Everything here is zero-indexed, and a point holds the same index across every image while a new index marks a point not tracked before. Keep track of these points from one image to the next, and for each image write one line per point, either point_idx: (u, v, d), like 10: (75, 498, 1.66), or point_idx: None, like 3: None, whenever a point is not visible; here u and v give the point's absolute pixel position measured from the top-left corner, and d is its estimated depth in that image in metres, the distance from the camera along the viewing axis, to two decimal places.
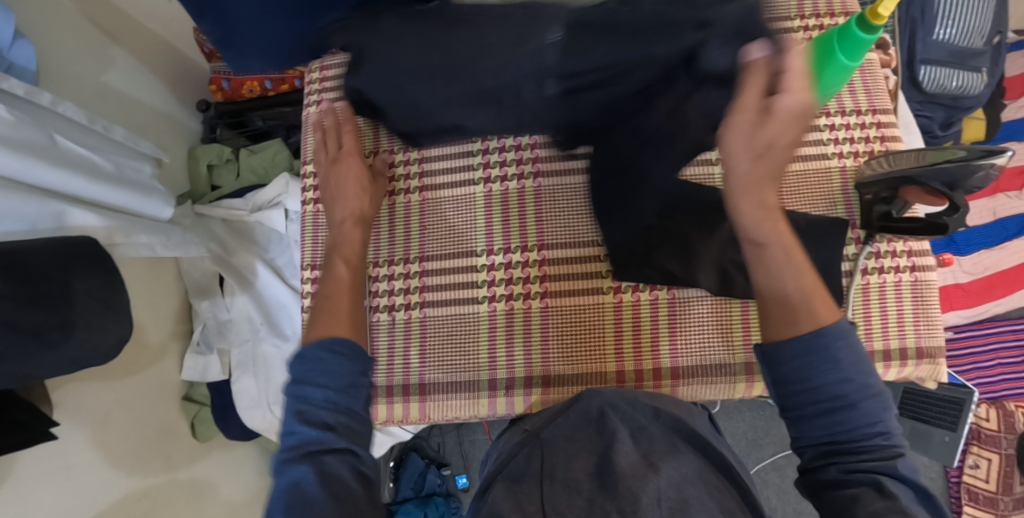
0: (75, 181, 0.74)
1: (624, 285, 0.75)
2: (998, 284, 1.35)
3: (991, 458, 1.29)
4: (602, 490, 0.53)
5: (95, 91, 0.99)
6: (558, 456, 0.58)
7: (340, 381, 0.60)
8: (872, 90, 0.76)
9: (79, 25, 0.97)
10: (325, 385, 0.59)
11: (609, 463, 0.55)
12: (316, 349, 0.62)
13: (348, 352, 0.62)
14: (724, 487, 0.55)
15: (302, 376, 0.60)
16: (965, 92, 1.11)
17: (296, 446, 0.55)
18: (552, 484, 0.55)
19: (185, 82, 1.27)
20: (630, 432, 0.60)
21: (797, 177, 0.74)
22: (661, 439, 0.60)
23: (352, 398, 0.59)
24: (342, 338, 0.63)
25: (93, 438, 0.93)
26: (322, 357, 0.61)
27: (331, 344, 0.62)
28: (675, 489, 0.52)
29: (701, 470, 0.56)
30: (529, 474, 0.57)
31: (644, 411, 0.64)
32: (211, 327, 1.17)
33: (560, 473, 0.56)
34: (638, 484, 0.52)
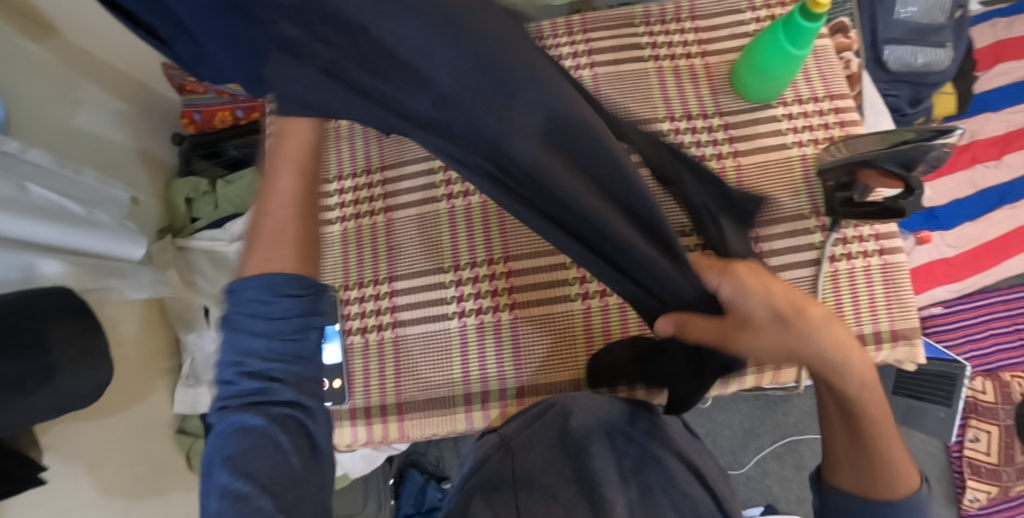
0: (45, 231, 0.74)
1: (591, 290, 0.74)
2: (983, 256, 1.35)
3: (991, 430, 1.28)
4: (582, 497, 0.53)
5: (64, 133, 1.00)
6: (533, 459, 0.58)
7: (282, 326, 0.49)
8: (827, 76, 0.76)
9: (45, 70, 0.98)
10: (263, 331, 0.49)
11: (585, 470, 0.56)
12: (258, 287, 0.49)
13: (299, 293, 0.50)
14: (695, 493, 0.57)
15: (235, 316, 0.49)
16: (931, 68, 1.11)
17: (236, 395, 0.48)
18: (525, 489, 0.54)
19: (154, 116, 1.27)
20: (605, 440, 0.61)
21: (758, 169, 0.73)
22: (638, 446, 0.61)
23: (301, 346, 0.50)
24: (296, 274, 0.50)
25: (86, 480, 0.92)
26: (260, 303, 0.49)
27: (272, 284, 0.49)
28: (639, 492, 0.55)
29: (676, 475, 0.59)
30: (504, 479, 0.56)
31: (620, 416, 0.64)
32: (200, 361, 1.15)
33: (533, 477, 0.56)
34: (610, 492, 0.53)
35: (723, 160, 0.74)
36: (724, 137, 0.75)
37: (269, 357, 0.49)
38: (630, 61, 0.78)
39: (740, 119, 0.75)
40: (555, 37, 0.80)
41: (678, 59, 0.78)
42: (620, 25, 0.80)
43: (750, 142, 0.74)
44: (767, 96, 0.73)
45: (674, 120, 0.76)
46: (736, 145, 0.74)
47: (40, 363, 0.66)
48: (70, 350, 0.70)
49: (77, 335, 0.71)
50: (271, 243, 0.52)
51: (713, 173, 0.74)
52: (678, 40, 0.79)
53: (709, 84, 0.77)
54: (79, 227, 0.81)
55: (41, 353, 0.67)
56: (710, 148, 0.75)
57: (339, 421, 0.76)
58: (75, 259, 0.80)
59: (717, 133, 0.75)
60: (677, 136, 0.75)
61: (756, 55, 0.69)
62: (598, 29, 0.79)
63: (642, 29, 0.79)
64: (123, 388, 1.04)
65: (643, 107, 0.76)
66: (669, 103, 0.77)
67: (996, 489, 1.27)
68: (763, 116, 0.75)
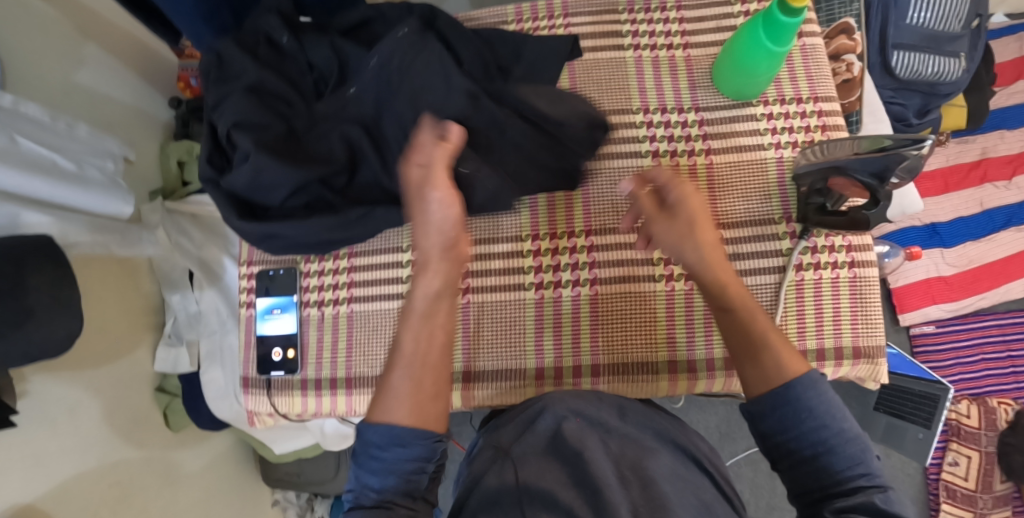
0: (28, 183, 0.69)
1: (545, 281, 0.72)
2: (983, 277, 1.30)
3: (972, 456, 1.24)
4: (586, 502, 0.52)
5: (62, 89, 0.94)
6: (530, 469, 0.56)
7: (402, 466, 0.52)
8: (814, 77, 0.73)
9: (45, 25, 0.91)
10: (379, 468, 0.52)
11: (586, 474, 0.54)
12: (384, 435, 0.52)
13: (420, 441, 0.52)
14: (698, 481, 0.57)
15: (361, 453, 0.53)
16: (943, 78, 1.07)
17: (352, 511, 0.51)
18: (529, 501, 0.52)
19: (155, 77, 1.20)
20: (600, 440, 0.58)
21: (729, 168, 0.72)
22: (633, 439, 0.59)
23: (413, 485, 0.52)
24: (410, 429, 0.52)
25: (66, 426, 0.88)
26: (383, 446, 0.52)
27: (399, 435, 0.52)
28: (641, 488, 0.54)
29: (674, 464, 0.58)
30: (506, 493, 0.53)
31: (610, 410, 0.62)
32: (182, 321, 1.09)
33: (534, 487, 0.53)
34: (615, 497, 0.52)
35: (694, 157, 0.73)
36: (698, 134, 0.73)
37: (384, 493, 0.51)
38: (609, 49, 0.77)
39: (716, 116, 0.73)
40: (536, 20, 0.79)
41: (658, 50, 0.76)
42: (602, 12, 0.78)
43: (725, 140, 0.72)
44: (747, 94, 0.71)
45: (648, 111, 0.74)
46: (710, 143, 0.73)
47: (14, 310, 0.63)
48: (43, 302, 0.66)
49: (51, 282, 0.67)
50: (406, 385, 0.54)
51: (684, 170, 0.72)
52: (661, 29, 0.77)
53: (689, 77, 0.75)
54: (71, 184, 0.76)
55: (10, 301, 0.63)
56: (682, 143, 0.73)
57: (291, 390, 0.76)
58: (66, 216, 0.75)
59: (691, 129, 0.73)
60: (649, 129, 0.74)
61: (737, 50, 0.66)
62: (579, 15, 0.78)
63: (625, 16, 0.78)
64: (103, 340, 0.98)
65: (617, 97, 0.75)
66: (645, 94, 0.75)
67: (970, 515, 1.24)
68: (741, 114, 0.73)
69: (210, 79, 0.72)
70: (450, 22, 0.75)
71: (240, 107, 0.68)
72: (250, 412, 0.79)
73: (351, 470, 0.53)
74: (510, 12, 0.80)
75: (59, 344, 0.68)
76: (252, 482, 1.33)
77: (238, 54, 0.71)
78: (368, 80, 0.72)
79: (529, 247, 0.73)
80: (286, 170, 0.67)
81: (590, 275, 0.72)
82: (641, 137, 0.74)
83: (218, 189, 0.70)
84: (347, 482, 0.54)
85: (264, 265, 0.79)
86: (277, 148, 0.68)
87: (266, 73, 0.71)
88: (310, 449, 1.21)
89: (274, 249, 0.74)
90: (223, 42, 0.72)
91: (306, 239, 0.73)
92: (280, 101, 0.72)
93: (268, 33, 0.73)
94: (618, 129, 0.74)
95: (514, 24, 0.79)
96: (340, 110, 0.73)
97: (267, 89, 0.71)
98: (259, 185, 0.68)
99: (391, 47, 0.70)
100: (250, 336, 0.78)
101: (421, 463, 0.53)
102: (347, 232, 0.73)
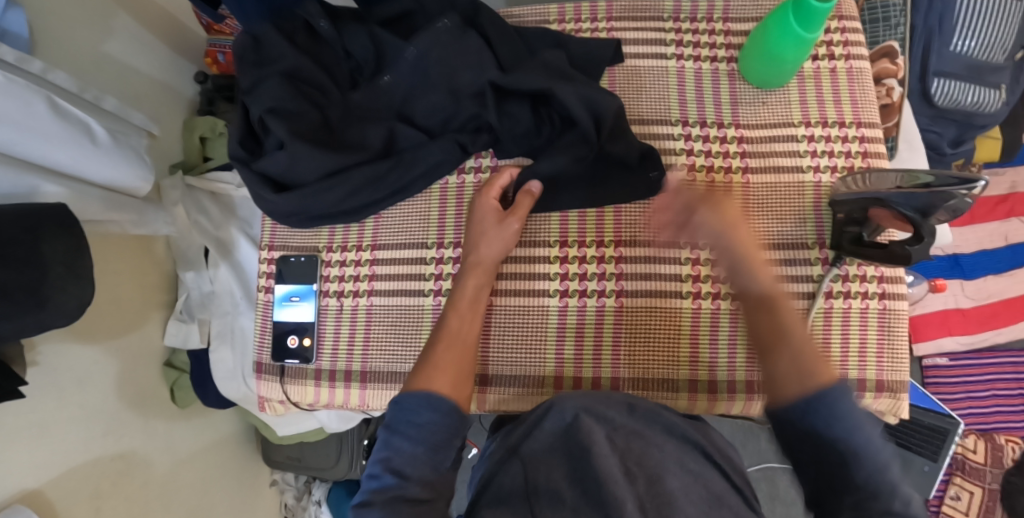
0: (51, 150, 0.68)
1: (571, 289, 0.71)
2: (1000, 312, 1.28)
3: (973, 491, 1.22)
4: (589, 501, 0.50)
5: (92, 58, 0.93)
6: (539, 469, 0.54)
7: (433, 433, 0.56)
8: (859, 102, 0.72)
9: None
10: (415, 434, 0.56)
11: (588, 469, 0.52)
12: (419, 399, 0.58)
13: (448, 411, 0.57)
14: (708, 474, 0.54)
15: (394, 421, 0.57)
16: (981, 109, 1.05)
17: (377, 492, 0.53)
18: (536, 498, 0.52)
19: (183, 49, 1.18)
20: (606, 435, 0.55)
21: (765, 189, 0.71)
22: (638, 434, 0.56)
23: (440, 458, 0.56)
24: (443, 397, 0.58)
25: (71, 396, 0.87)
26: (416, 411, 0.57)
27: (429, 399, 0.57)
28: (647, 484, 0.51)
29: (684, 458, 0.54)
30: (514, 493, 0.53)
31: (618, 407, 0.59)
32: (195, 299, 1.09)
33: (542, 484, 0.52)
34: (620, 492, 0.48)
35: (730, 175, 0.72)
36: (737, 151, 0.72)
37: (411, 462, 0.54)
38: (651, 57, 0.76)
39: (757, 134, 0.72)
40: (578, 21, 0.78)
41: (702, 62, 0.75)
42: (647, 19, 0.77)
43: (763, 159, 0.71)
44: (774, 83, 0.71)
45: (687, 124, 0.73)
46: (747, 161, 0.72)
47: (31, 280, 0.62)
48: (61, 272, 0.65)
49: (67, 255, 0.66)
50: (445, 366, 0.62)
51: (718, 188, 0.72)
52: (706, 41, 0.76)
53: (731, 92, 0.74)
54: (96, 153, 0.74)
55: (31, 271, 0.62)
56: (719, 160, 0.72)
57: (304, 379, 0.76)
58: (81, 187, 0.73)
59: (729, 144, 0.72)
60: (687, 142, 0.73)
61: (765, 39, 0.67)
62: (623, 20, 0.77)
63: (670, 24, 0.76)
64: (114, 314, 0.98)
65: (656, 107, 0.74)
66: (685, 106, 0.74)
67: None
68: (782, 134, 0.72)
69: (245, 62, 0.71)
70: (492, 18, 0.74)
71: (276, 93, 0.68)
72: (262, 397, 0.79)
73: (383, 436, 0.57)
74: (553, 11, 0.78)
75: (71, 315, 0.67)
76: (252, 462, 1.33)
77: (277, 39, 0.71)
78: (405, 70, 0.72)
79: (556, 254, 0.72)
80: (323, 157, 0.68)
81: (616, 288, 0.71)
82: (678, 149, 0.73)
83: (248, 171, 0.70)
84: (377, 448, 0.57)
85: (285, 251, 0.79)
86: (313, 137, 0.69)
87: (303, 59, 0.71)
88: (313, 434, 1.20)
89: (300, 223, 0.75)
90: (261, 26, 0.72)
91: (329, 205, 0.72)
92: (315, 90, 0.72)
93: (306, 19, 0.73)
94: (655, 140, 0.73)
95: (556, 25, 0.78)
96: (375, 99, 0.73)
97: (302, 76, 0.71)
98: (294, 171, 0.69)
99: (428, 41, 0.70)
100: (266, 321, 0.78)
101: (450, 435, 0.57)
102: (380, 191, 0.73)
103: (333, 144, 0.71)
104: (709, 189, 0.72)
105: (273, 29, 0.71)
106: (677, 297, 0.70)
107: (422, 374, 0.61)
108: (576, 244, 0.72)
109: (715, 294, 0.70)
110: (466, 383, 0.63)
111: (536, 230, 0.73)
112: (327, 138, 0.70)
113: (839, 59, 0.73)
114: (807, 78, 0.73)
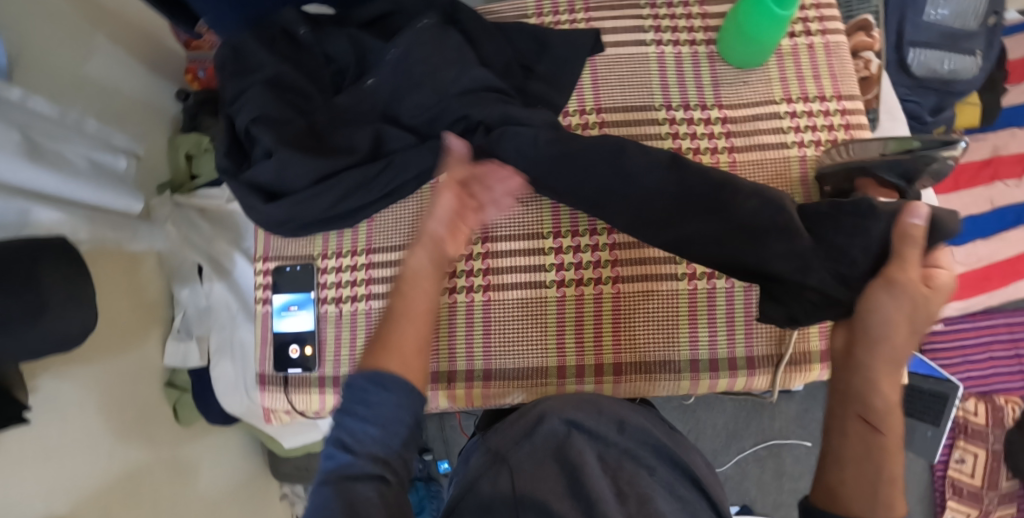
0: (37, 178, 0.67)
1: (567, 279, 0.72)
2: (991, 275, 1.30)
3: (978, 453, 1.25)
4: (580, 514, 0.52)
5: (72, 81, 0.92)
6: (526, 475, 0.55)
7: (386, 415, 0.49)
8: (838, 76, 0.73)
9: (56, 16, 0.89)
10: (365, 415, 0.49)
11: (581, 488, 0.54)
12: (362, 379, 0.51)
13: (399, 387, 0.50)
14: (690, 499, 0.57)
15: (346, 403, 0.50)
16: (958, 76, 1.06)
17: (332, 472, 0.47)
18: (523, 507, 0.52)
19: (162, 68, 1.18)
20: (596, 453, 0.58)
21: (753, 167, 0.71)
22: (631, 456, 0.58)
23: (394, 436, 0.48)
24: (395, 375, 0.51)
25: (76, 419, 0.87)
26: (366, 391, 0.50)
27: (377, 377, 0.50)
28: (637, 503, 0.54)
29: (671, 482, 0.57)
30: (501, 500, 0.53)
31: (609, 423, 0.60)
32: (191, 315, 1.09)
33: (529, 494, 0.53)
34: (612, 512, 0.52)
35: (717, 155, 0.72)
36: (722, 131, 0.73)
37: (364, 443, 0.48)
38: (631, 44, 0.76)
39: (740, 113, 0.73)
40: (557, 14, 0.78)
41: (681, 46, 0.76)
42: (625, 7, 0.77)
43: (748, 138, 0.72)
44: (754, 62, 0.73)
45: (671, 108, 0.74)
46: (733, 141, 0.72)
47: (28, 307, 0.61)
48: (57, 296, 0.64)
49: (61, 279, 0.65)
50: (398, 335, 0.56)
51: (707, 169, 0.72)
52: (684, 25, 0.76)
53: (712, 74, 0.75)
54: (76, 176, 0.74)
55: (27, 296, 0.61)
56: (706, 141, 0.73)
57: (308, 387, 0.76)
58: (68, 210, 0.74)
59: (714, 126, 0.73)
60: (672, 126, 0.74)
61: (740, 19, 0.68)
62: (601, 9, 0.77)
63: (647, 11, 0.77)
64: (111, 337, 0.97)
65: (639, 94, 0.75)
66: (668, 91, 0.75)
67: (976, 511, 1.25)
68: (764, 111, 0.73)
69: (226, 72, 0.72)
70: (470, 14, 0.75)
71: (261, 101, 0.69)
72: (267, 409, 0.79)
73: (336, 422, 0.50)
74: (531, 6, 0.79)
75: (70, 339, 0.66)
76: (260, 476, 1.33)
77: (256, 47, 0.72)
78: (386, 72, 0.72)
79: (550, 244, 0.73)
80: (310, 162, 0.68)
81: (612, 274, 0.72)
82: (664, 134, 0.73)
83: (235, 182, 0.71)
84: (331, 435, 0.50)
85: (280, 261, 0.79)
86: (300, 142, 0.69)
87: (284, 66, 0.71)
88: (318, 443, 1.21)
89: (292, 231, 0.75)
90: (240, 36, 0.73)
91: (320, 210, 0.72)
92: (297, 96, 0.72)
93: (286, 26, 0.74)
94: (641, 126, 0.74)
95: (535, 19, 0.78)
96: (359, 104, 0.73)
97: (285, 84, 0.72)
98: (284, 179, 0.69)
99: (408, 41, 0.71)
100: (267, 332, 0.78)
101: (406, 412, 0.50)
102: (371, 193, 0.73)
103: (320, 149, 0.70)
104: None
105: (254, 39, 0.72)
106: (673, 277, 0.71)
107: (370, 355, 0.54)
108: (569, 232, 0.73)
109: (710, 274, 0.70)
110: (423, 355, 0.56)
111: (530, 222, 0.74)
112: (313, 143, 0.71)
113: (816, 35, 0.74)
114: (786, 55, 0.74)
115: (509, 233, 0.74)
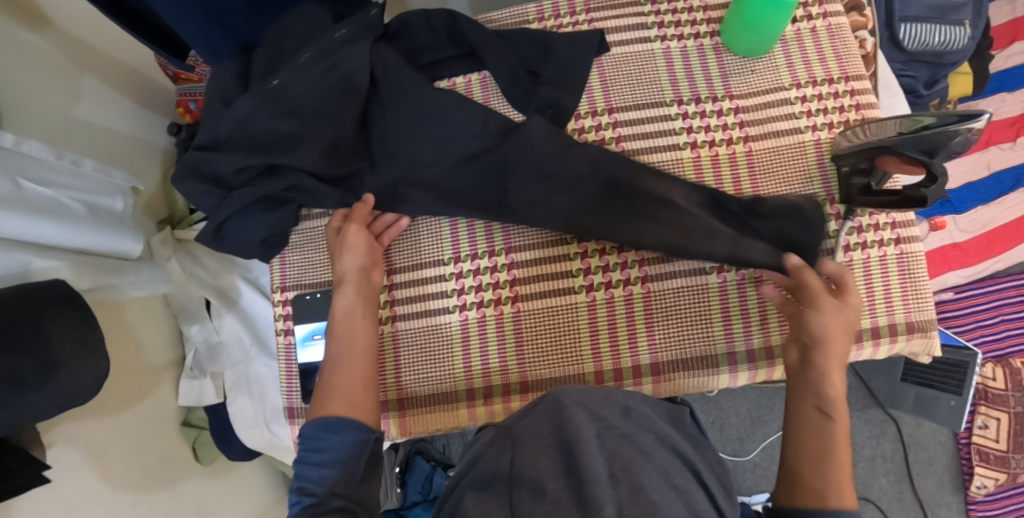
0: (40, 228, 0.65)
1: (596, 283, 0.72)
2: (996, 240, 1.30)
3: (1000, 418, 1.25)
4: (573, 497, 0.47)
5: (64, 125, 0.90)
6: (526, 453, 0.52)
7: (336, 456, 0.59)
8: (844, 57, 0.73)
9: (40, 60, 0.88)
10: (318, 456, 0.59)
11: (577, 466, 0.49)
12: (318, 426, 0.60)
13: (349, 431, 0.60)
14: (691, 489, 0.50)
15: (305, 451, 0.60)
16: (949, 47, 1.07)
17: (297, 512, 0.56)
18: (518, 486, 0.50)
19: (153, 104, 1.16)
20: (596, 433, 0.53)
21: (769, 154, 0.72)
22: (630, 439, 0.53)
23: (349, 472, 0.58)
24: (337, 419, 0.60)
25: (91, 472, 0.84)
26: (318, 437, 0.60)
27: (326, 425, 0.60)
28: (629, 489, 0.48)
29: (670, 469, 0.51)
30: (497, 477, 0.51)
31: (613, 410, 0.57)
32: (202, 352, 1.07)
33: (526, 475, 0.50)
34: (602, 493, 0.46)
35: (733, 146, 0.72)
36: (735, 122, 0.73)
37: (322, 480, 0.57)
38: (634, 41, 0.76)
39: (752, 102, 0.73)
40: (558, 17, 0.79)
41: (686, 40, 0.76)
42: (626, 5, 0.78)
43: (762, 126, 0.72)
44: (759, 50, 0.73)
45: (683, 103, 0.74)
46: (747, 130, 0.72)
47: (41, 361, 0.59)
48: (69, 347, 0.62)
49: (74, 331, 0.63)
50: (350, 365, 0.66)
51: (723, 160, 0.72)
52: (686, 19, 0.76)
53: (719, 65, 0.75)
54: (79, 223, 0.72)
55: (40, 349, 0.59)
56: (720, 133, 0.73)
57: None
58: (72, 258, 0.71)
59: (727, 117, 0.73)
60: (685, 121, 0.74)
61: (744, 9, 0.68)
62: (602, 10, 0.78)
63: (648, 8, 0.77)
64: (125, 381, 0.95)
65: (648, 91, 0.75)
66: (677, 86, 0.75)
67: (1004, 476, 1.24)
68: (775, 99, 0.73)
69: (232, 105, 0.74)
70: (472, 24, 0.75)
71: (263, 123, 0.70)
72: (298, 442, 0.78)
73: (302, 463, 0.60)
74: (532, 11, 0.79)
75: (88, 390, 0.64)
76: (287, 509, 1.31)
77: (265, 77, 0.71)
78: None
79: (575, 250, 0.73)
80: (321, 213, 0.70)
81: (640, 273, 0.72)
82: (677, 129, 0.73)
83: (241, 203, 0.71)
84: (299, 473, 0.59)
85: (299, 290, 0.79)
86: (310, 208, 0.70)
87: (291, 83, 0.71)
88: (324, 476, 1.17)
89: None
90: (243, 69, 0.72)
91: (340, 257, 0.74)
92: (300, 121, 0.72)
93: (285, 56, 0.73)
94: (654, 123, 0.74)
95: (536, 24, 0.79)
96: None
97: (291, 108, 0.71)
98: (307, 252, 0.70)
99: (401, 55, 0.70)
100: (292, 364, 0.78)
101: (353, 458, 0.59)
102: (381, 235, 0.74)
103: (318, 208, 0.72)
104: (714, 161, 0.72)
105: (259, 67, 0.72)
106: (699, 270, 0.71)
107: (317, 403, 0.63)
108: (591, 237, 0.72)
109: None
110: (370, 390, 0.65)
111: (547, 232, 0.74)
112: None
113: (817, 18, 0.75)
114: (790, 41, 0.74)
115: (529, 247, 0.74)
